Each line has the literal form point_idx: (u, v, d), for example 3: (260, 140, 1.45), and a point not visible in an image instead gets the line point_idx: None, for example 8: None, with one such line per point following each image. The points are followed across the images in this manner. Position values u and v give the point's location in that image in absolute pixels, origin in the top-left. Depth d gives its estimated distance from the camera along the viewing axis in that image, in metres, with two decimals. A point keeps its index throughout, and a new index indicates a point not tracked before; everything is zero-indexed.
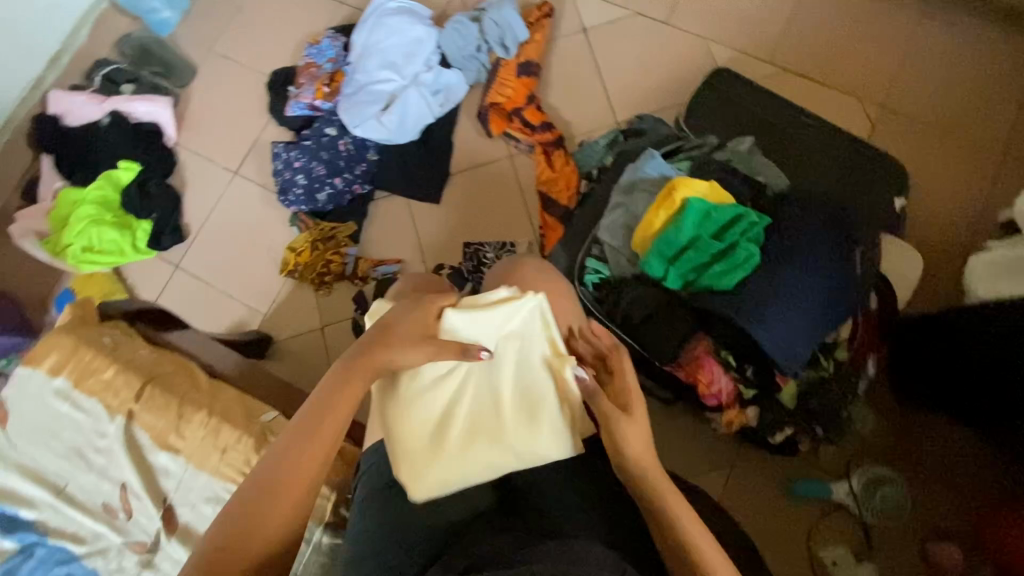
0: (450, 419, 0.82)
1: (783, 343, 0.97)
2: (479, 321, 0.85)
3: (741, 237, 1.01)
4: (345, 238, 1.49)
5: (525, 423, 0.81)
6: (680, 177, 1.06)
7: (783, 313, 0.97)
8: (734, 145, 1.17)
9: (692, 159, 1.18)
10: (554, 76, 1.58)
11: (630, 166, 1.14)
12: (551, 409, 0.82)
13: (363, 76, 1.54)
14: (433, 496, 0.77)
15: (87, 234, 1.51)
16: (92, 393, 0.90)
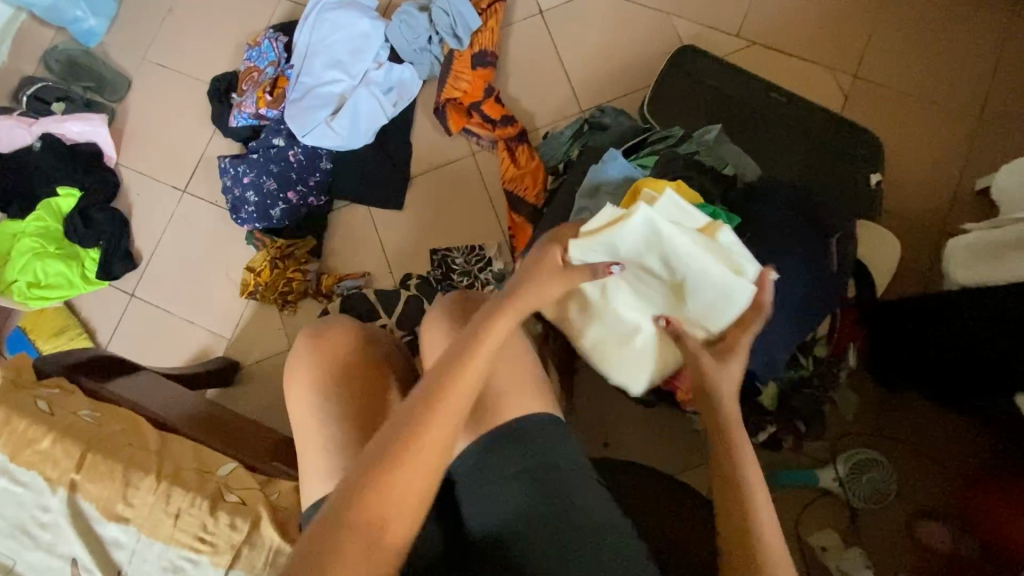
0: (632, 321, 0.88)
1: (760, 352, 0.94)
2: (606, 243, 0.79)
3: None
4: (304, 254, 1.42)
5: (710, 301, 0.79)
6: (642, 179, 0.97)
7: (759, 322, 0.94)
8: (700, 136, 1.12)
9: (657, 154, 1.12)
10: (512, 65, 1.49)
11: (591, 167, 1.07)
12: (727, 279, 0.78)
13: (308, 78, 1.44)
14: (647, 383, 0.90)
15: (31, 269, 1.43)
16: (29, 465, 0.78)
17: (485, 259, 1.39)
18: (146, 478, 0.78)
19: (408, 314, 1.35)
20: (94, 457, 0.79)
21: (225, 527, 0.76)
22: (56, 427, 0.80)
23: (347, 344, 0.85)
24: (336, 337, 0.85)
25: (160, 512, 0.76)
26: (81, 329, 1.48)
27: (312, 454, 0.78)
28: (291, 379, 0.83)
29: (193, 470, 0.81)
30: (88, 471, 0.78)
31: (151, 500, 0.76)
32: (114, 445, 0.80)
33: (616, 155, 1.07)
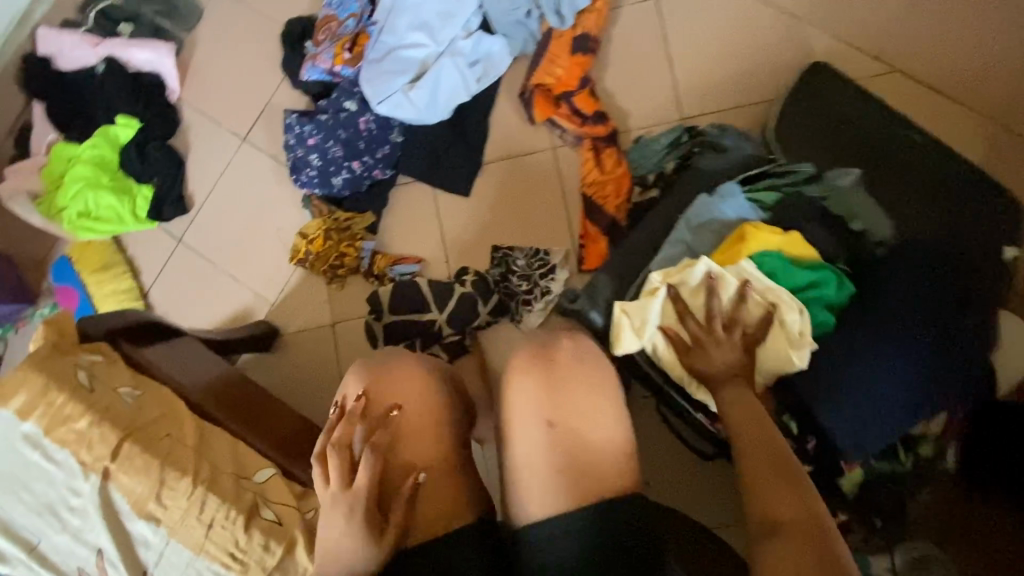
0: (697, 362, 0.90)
1: (855, 434, 0.84)
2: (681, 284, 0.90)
3: (814, 300, 0.88)
4: (362, 230, 1.33)
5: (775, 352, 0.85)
6: (752, 224, 0.91)
7: (861, 402, 0.83)
8: (835, 177, 0.99)
9: (780, 190, 0.99)
10: (614, 54, 1.34)
11: (701, 199, 0.97)
12: (789, 338, 0.85)
13: (389, 37, 1.31)
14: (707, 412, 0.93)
15: (83, 198, 1.39)
16: (63, 444, 0.73)
17: (548, 265, 1.29)
18: (183, 481, 0.72)
19: (458, 314, 1.28)
20: (129, 447, 0.74)
21: (258, 547, 0.72)
22: (95, 408, 0.75)
23: (382, 375, 0.87)
24: (378, 374, 0.87)
25: (191, 521, 0.71)
26: (127, 268, 1.44)
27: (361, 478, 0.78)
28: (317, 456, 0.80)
29: (229, 475, 0.76)
30: (124, 461, 0.73)
31: (184, 505, 0.72)
32: (151, 436, 0.75)
33: (734, 191, 0.96)
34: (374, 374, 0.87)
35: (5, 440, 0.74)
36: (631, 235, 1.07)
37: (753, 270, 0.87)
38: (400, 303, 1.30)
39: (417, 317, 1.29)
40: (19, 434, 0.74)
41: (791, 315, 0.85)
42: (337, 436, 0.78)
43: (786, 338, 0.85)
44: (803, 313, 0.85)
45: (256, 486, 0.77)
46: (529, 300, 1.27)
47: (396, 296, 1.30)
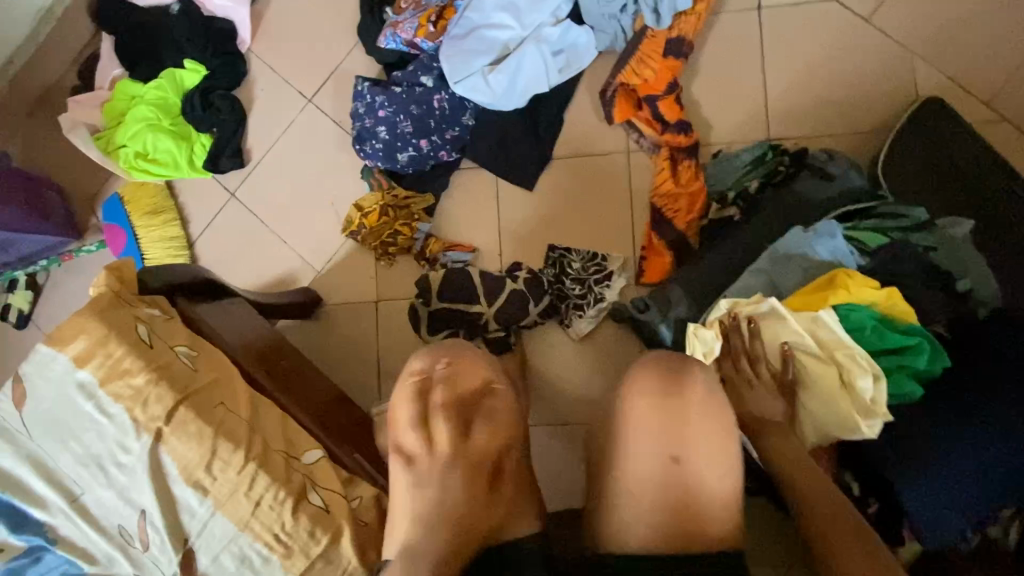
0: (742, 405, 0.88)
1: (934, 512, 0.75)
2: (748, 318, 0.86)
3: (896, 370, 0.80)
4: (419, 210, 1.30)
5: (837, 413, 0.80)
6: (845, 270, 0.84)
7: (945, 476, 0.74)
8: (946, 227, 0.91)
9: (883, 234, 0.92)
10: (705, 62, 1.27)
11: (795, 232, 0.91)
12: (857, 402, 0.78)
13: (475, 15, 1.26)
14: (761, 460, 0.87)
15: (142, 139, 1.37)
16: (117, 397, 0.71)
17: (605, 271, 1.24)
18: (235, 454, 0.70)
19: (506, 310, 1.24)
20: (183, 412, 0.71)
21: (304, 534, 0.69)
22: (153, 365, 0.72)
23: (458, 362, 0.82)
24: (455, 362, 0.82)
25: (239, 496, 0.69)
26: (177, 216, 1.42)
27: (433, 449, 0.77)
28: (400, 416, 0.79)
29: (280, 453, 0.74)
30: (177, 425, 0.70)
31: (234, 480, 0.69)
32: (205, 401, 0.73)
33: (833, 230, 0.89)
34: (448, 358, 0.82)
35: (59, 385, 0.72)
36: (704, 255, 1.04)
37: (835, 324, 0.80)
38: (448, 290, 1.26)
39: (465, 307, 1.25)
40: (73, 381, 0.72)
41: (863, 382, 0.77)
42: (438, 399, 0.78)
43: (855, 405, 0.78)
44: (880, 382, 0.77)
45: (304, 467, 0.75)
46: (581, 305, 1.23)
47: (446, 282, 1.26)
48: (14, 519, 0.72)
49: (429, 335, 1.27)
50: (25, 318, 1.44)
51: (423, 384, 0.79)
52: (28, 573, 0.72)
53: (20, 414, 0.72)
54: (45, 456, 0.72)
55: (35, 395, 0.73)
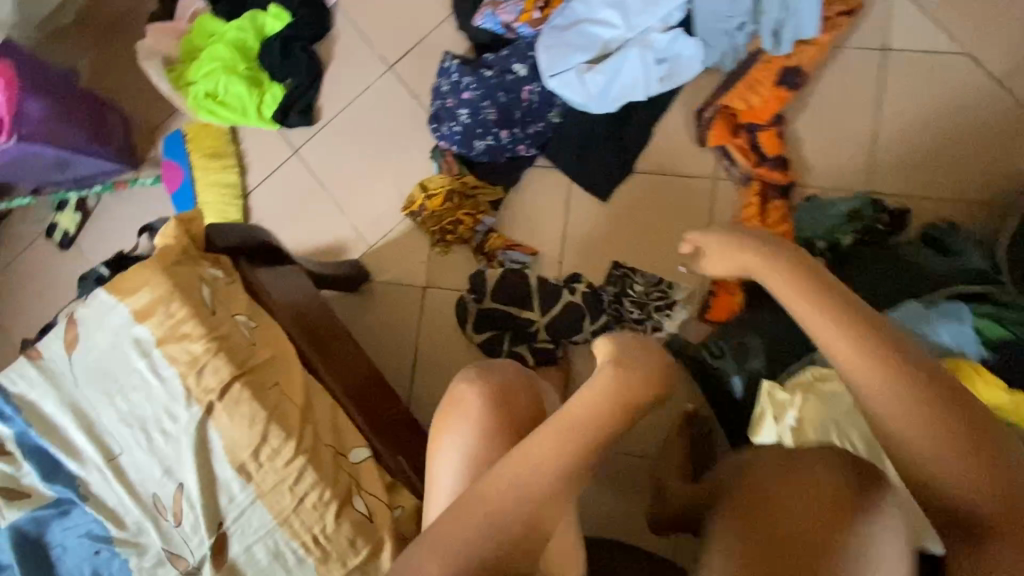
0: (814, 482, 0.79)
1: None
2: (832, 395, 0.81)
3: None
4: (485, 202, 1.24)
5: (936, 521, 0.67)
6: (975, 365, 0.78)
7: None
8: None
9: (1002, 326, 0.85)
10: (816, 98, 1.19)
11: (916, 308, 0.85)
12: None
13: (581, 7, 1.18)
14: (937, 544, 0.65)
15: (215, 79, 1.33)
16: (170, 361, 0.67)
17: (669, 300, 1.17)
18: (286, 444, 0.66)
19: (558, 322, 1.19)
20: (237, 390, 0.67)
21: (344, 541, 0.65)
22: (214, 334, 0.68)
23: (505, 384, 0.76)
24: (505, 384, 0.76)
25: (284, 489, 0.65)
26: (236, 163, 1.38)
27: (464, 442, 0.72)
28: (449, 404, 0.76)
29: (329, 448, 0.69)
30: (230, 402, 0.66)
31: (281, 471, 0.65)
32: (261, 381, 0.69)
33: (960, 315, 0.84)
34: (494, 379, 0.76)
35: (114, 337, 0.69)
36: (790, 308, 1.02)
37: None
38: (501, 289, 1.22)
39: (516, 310, 1.21)
40: (129, 336, 0.68)
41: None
42: (481, 389, 0.75)
43: None
44: None
45: (351, 466, 0.71)
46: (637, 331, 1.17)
47: (502, 283, 1.22)
48: (48, 465, 0.69)
49: (474, 333, 1.22)
50: (69, 239, 1.43)
51: (467, 404, 0.74)
52: (52, 525, 0.69)
53: (70, 358, 0.69)
54: (88, 408, 0.69)
55: (88, 341, 0.69)
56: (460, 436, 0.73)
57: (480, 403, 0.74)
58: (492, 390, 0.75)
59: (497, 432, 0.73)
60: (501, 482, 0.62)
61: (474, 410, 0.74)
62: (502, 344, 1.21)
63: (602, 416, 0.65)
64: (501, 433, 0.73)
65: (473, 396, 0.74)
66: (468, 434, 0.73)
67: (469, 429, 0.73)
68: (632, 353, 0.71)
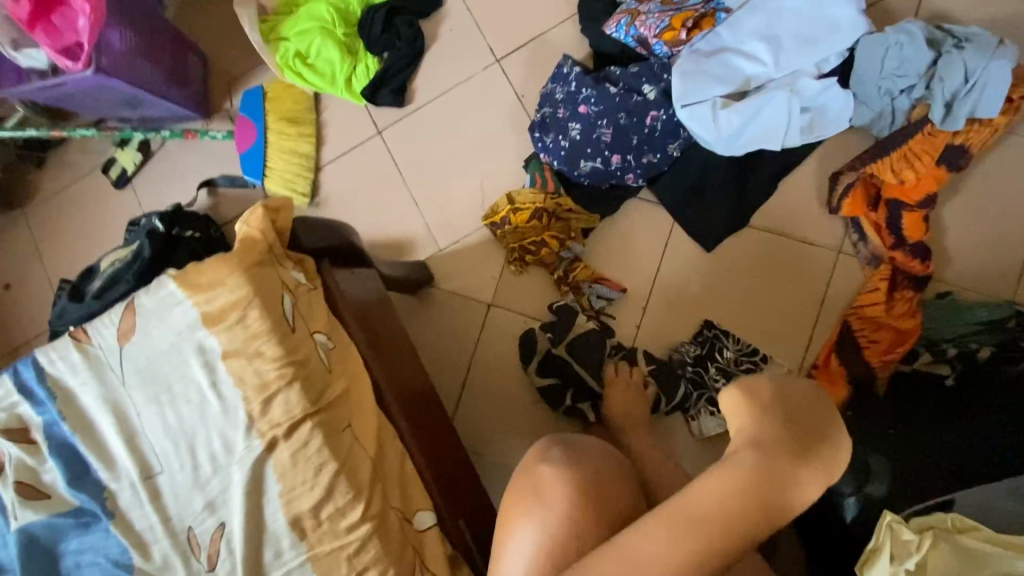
0: None
1: None
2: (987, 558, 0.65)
3: None
4: (577, 227, 1.12)
5: None
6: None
7: None
8: None
9: None
10: (971, 184, 1.05)
11: None
12: None
13: (728, 35, 1.06)
14: None
15: (309, 40, 1.24)
16: (235, 380, 0.58)
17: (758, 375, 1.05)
18: (353, 505, 0.56)
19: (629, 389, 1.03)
20: (306, 428, 0.57)
21: None
22: (291, 358, 0.58)
23: (594, 467, 0.60)
24: (596, 473, 0.59)
25: (342, 557, 0.55)
26: (314, 132, 1.28)
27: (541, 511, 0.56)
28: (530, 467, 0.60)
29: (397, 512, 0.59)
30: (298, 443, 0.56)
31: (341, 537, 0.55)
32: (334, 421, 0.58)
33: None
34: (582, 463, 0.59)
35: (176, 337, 0.59)
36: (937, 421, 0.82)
37: None
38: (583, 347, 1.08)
39: (589, 369, 1.07)
40: (192, 340, 0.59)
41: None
42: (569, 452, 0.60)
43: None
44: None
45: (415, 536, 0.60)
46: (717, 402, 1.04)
47: (587, 340, 1.08)
48: (76, 467, 0.59)
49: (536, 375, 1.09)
50: (126, 179, 1.35)
51: (546, 491, 0.57)
52: (67, 536, 0.59)
53: (123, 351, 0.60)
54: (131, 411, 0.59)
55: (146, 334, 0.60)
56: (528, 534, 0.55)
57: (565, 496, 0.56)
58: (583, 480, 0.57)
59: (583, 534, 0.54)
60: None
61: (556, 501, 0.56)
62: (564, 396, 1.07)
63: (731, 516, 0.47)
64: (588, 532, 0.54)
65: (558, 484, 0.57)
66: (546, 533, 0.54)
67: (546, 528, 0.55)
68: (779, 420, 0.51)
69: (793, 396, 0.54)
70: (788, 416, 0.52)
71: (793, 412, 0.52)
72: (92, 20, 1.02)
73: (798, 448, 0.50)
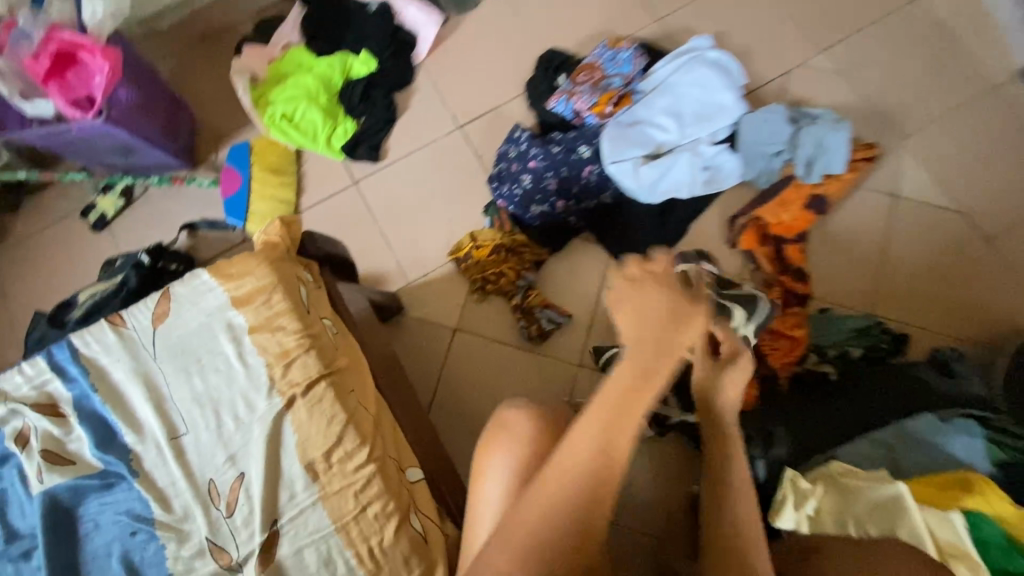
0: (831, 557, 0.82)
1: None
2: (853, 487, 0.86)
3: None
4: (529, 259, 1.31)
5: None
6: (983, 478, 0.84)
7: None
8: None
9: (1003, 449, 0.90)
10: (833, 225, 1.35)
11: (930, 418, 0.94)
12: None
13: (642, 111, 1.36)
14: None
15: (294, 104, 1.42)
16: (261, 352, 0.69)
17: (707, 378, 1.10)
18: (359, 450, 0.67)
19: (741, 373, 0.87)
20: (321, 389, 0.68)
21: (398, 558, 0.64)
22: (307, 331, 0.70)
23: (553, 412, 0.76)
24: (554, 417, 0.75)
25: (349, 494, 0.65)
26: (294, 182, 1.43)
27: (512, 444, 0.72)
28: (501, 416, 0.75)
29: (393, 462, 0.70)
30: (314, 399, 0.68)
31: (349, 478, 0.66)
32: (342, 384, 0.70)
33: (970, 428, 0.92)
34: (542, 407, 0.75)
35: (207, 317, 0.70)
36: (824, 398, 1.02)
37: (962, 531, 0.77)
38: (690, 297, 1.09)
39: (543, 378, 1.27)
40: (222, 318, 0.70)
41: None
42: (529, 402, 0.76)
43: None
44: None
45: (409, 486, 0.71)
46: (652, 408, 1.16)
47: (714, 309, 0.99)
48: (103, 433, 0.67)
49: None
50: (104, 223, 1.42)
51: (515, 428, 0.73)
52: (90, 498, 0.66)
53: (155, 331, 0.70)
54: (160, 382, 0.69)
55: (177, 316, 0.71)
56: (505, 456, 0.71)
57: (530, 430, 0.72)
58: (543, 419, 0.74)
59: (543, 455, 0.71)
60: (553, 482, 0.63)
61: (524, 436, 0.72)
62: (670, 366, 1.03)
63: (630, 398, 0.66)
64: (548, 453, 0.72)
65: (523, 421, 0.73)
66: (518, 458, 0.71)
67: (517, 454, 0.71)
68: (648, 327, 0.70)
69: (654, 313, 0.71)
70: (654, 321, 0.71)
71: (656, 318, 0.71)
72: (108, 81, 1.17)
73: (663, 338, 0.70)
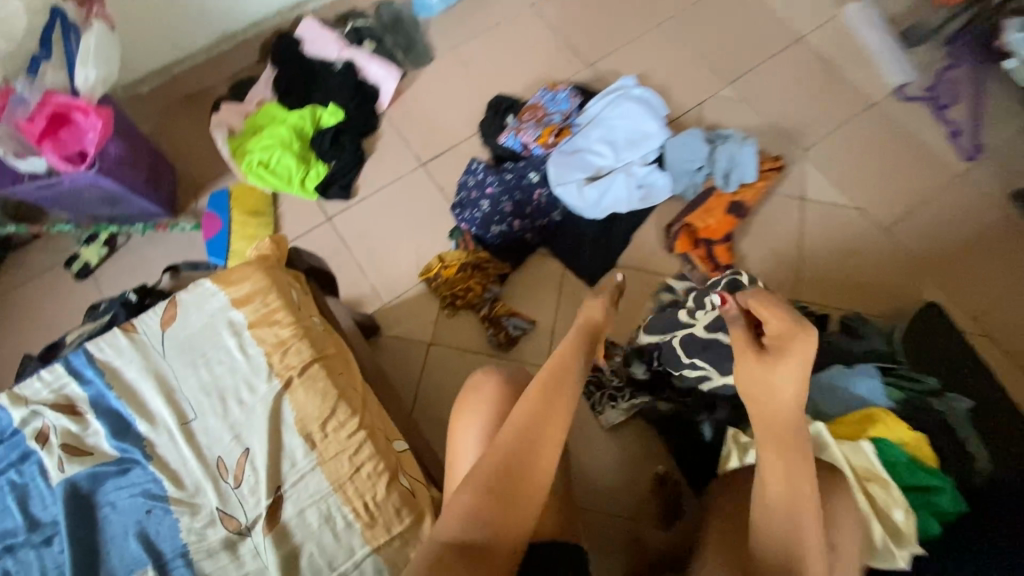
0: None
1: None
2: None
3: (920, 506, 0.91)
4: (492, 274, 1.44)
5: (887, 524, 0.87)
6: (885, 411, 0.99)
7: None
8: (953, 399, 1.03)
9: (901, 391, 1.06)
10: (754, 227, 1.55)
11: (838, 368, 1.09)
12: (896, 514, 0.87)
13: (582, 141, 1.55)
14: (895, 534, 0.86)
15: (270, 152, 1.56)
16: (260, 343, 0.80)
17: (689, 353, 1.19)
18: (350, 419, 0.77)
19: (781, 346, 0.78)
20: (315, 370, 0.79)
21: (391, 510, 0.73)
22: (299, 324, 0.82)
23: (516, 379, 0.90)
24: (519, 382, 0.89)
25: (344, 457, 0.75)
26: (271, 221, 1.56)
27: (482, 406, 0.86)
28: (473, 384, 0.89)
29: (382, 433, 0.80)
30: (308, 378, 0.78)
31: (343, 443, 0.76)
32: (333, 366, 0.81)
33: (871, 373, 1.08)
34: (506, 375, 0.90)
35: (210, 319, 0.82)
36: None
37: (872, 455, 0.92)
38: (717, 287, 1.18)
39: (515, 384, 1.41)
40: (224, 317, 0.81)
41: (895, 512, 0.87)
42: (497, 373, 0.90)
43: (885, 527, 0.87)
44: (908, 510, 0.87)
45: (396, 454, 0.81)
46: (615, 396, 1.30)
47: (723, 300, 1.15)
48: (119, 426, 0.78)
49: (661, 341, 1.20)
50: (88, 270, 1.50)
51: (483, 391, 0.87)
52: (107, 483, 0.76)
53: (164, 334, 0.81)
54: (170, 378, 0.79)
55: (184, 320, 0.81)
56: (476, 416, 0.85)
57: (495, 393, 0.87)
58: (507, 384, 0.88)
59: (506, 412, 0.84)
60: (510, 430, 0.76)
61: (491, 398, 0.86)
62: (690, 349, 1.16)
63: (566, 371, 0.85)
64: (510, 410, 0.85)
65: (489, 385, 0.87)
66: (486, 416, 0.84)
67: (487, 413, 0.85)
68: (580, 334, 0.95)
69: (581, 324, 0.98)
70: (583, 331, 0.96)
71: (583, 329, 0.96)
72: (101, 138, 1.29)
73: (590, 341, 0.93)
